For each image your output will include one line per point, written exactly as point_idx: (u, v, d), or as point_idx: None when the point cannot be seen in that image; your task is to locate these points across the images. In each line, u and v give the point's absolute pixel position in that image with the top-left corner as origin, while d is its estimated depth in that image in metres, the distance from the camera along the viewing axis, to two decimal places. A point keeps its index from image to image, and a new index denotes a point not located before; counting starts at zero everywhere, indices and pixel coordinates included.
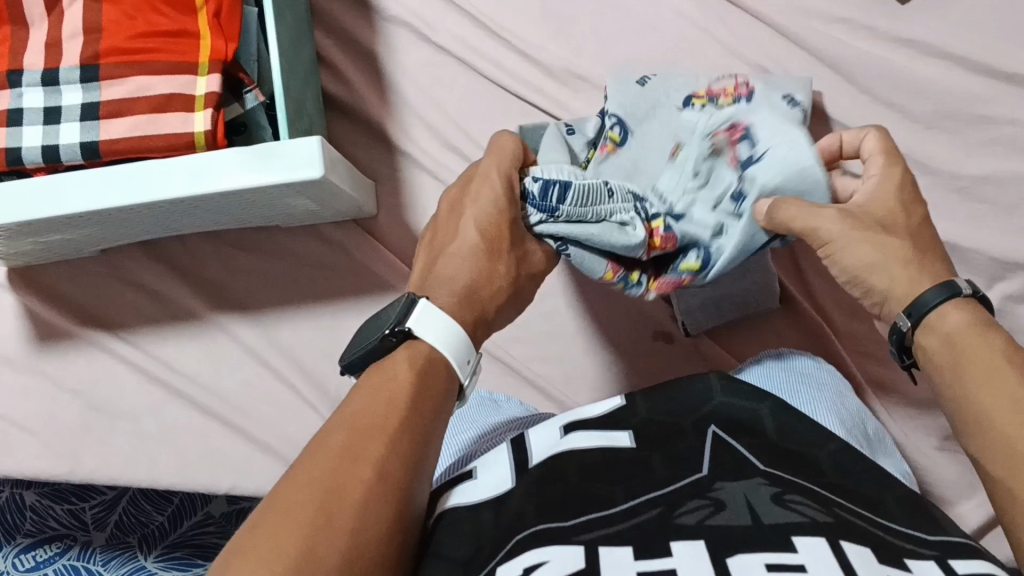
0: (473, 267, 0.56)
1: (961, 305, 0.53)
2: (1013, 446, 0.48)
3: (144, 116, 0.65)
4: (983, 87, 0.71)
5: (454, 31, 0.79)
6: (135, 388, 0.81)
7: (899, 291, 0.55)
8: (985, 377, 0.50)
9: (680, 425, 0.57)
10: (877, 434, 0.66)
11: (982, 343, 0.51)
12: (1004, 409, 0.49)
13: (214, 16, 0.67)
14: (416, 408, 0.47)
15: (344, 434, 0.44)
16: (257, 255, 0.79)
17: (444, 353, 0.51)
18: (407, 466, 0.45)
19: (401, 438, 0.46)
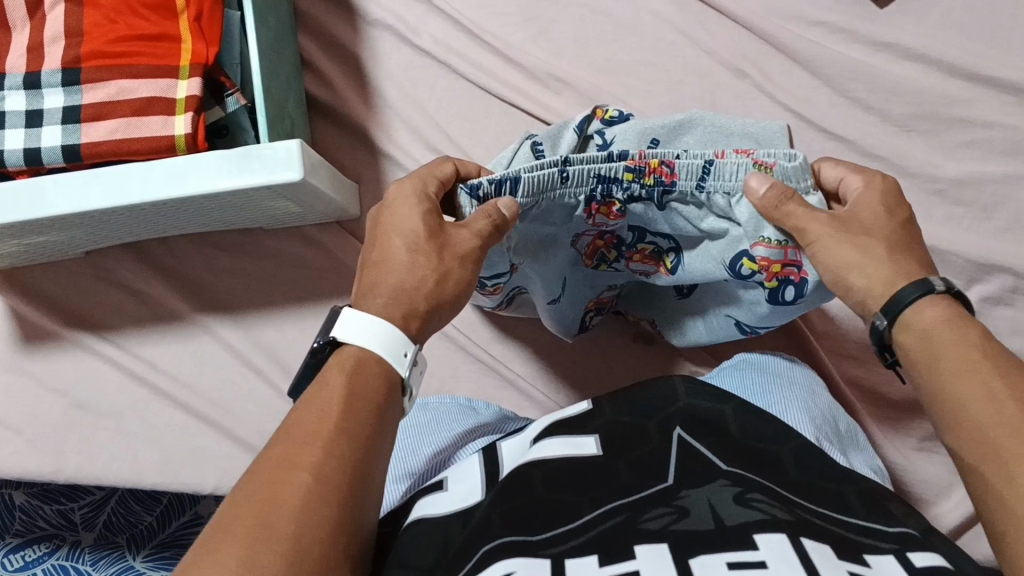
0: (403, 269, 0.51)
1: (937, 303, 0.48)
2: (992, 441, 0.42)
3: (125, 119, 0.61)
4: (958, 89, 0.73)
5: (437, 35, 0.79)
6: (118, 389, 0.79)
7: (876, 291, 0.50)
8: (961, 376, 0.45)
9: (643, 425, 0.53)
10: (849, 430, 0.63)
11: (957, 337, 0.47)
12: (983, 404, 0.44)
13: (196, 19, 0.63)
14: (354, 405, 0.44)
15: (280, 444, 0.42)
16: (245, 253, 0.79)
17: (373, 350, 0.47)
18: (353, 472, 0.42)
19: (341, 440, 0.42)
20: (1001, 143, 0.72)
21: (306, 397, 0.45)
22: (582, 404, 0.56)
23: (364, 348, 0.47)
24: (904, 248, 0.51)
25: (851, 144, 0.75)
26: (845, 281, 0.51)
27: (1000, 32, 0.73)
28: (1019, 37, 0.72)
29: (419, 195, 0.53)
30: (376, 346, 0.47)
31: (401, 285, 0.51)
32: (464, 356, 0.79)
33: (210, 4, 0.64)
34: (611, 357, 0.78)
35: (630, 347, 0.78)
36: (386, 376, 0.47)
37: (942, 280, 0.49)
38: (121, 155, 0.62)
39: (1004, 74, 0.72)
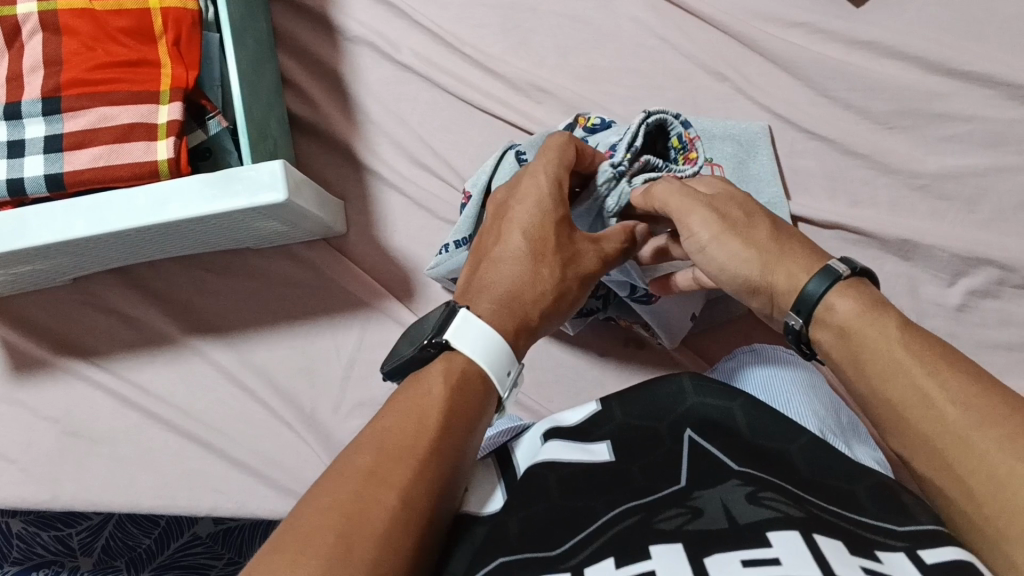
0: (520, 272, 0.53)
1: (845, 292, 0.46)
2: (937, 449, 0.42)
3: (107, 146, 0.61)
4: (937, 84, 0.74)
5: (418, 49, 0.79)
6: (111, 414, 0.79)
7: (780, 286, 0.49)
8: (883, 372, 0.44)
9: (655, 429, 0.54)
10: (851, 422, 0.63)
11: (876, 328, 0.45)
12: (918, 407, 0.42)
13: (174, 43, 0.64)
14: (452, 424, 0.46)
15: (373, 454, 0.43)
16: (233, 274, 0.80)
17: (482, 363, 0.50)
18: (438, 493, 0.44)
19: (434, 459, 0.44)
20: (983, 136, 0.73)
21: (408, 400, 0.47)
22: (591, 404, 0.57)
23: (471, 362, 0.49)
24: (789, 240, 0.50)
25: (833, 144, 0.75)
26: (746, 281, 0.50)
27: (975, 25, 0.73)
28: (995, 30, 0.73)
29: (541, 190, 0.55)
30: (486, 361, 0.50)
31: (517, 292, 0.53)
32: None
33: (187, 28, 0.64)
34: (604, 363, 0.78)
35: (623, 353, 0.78)
36: (485, 392, 0.50)
37: (846, 263, 0.47)
38: (104, 182, 0.62)
39: (982, 67, 0.72)
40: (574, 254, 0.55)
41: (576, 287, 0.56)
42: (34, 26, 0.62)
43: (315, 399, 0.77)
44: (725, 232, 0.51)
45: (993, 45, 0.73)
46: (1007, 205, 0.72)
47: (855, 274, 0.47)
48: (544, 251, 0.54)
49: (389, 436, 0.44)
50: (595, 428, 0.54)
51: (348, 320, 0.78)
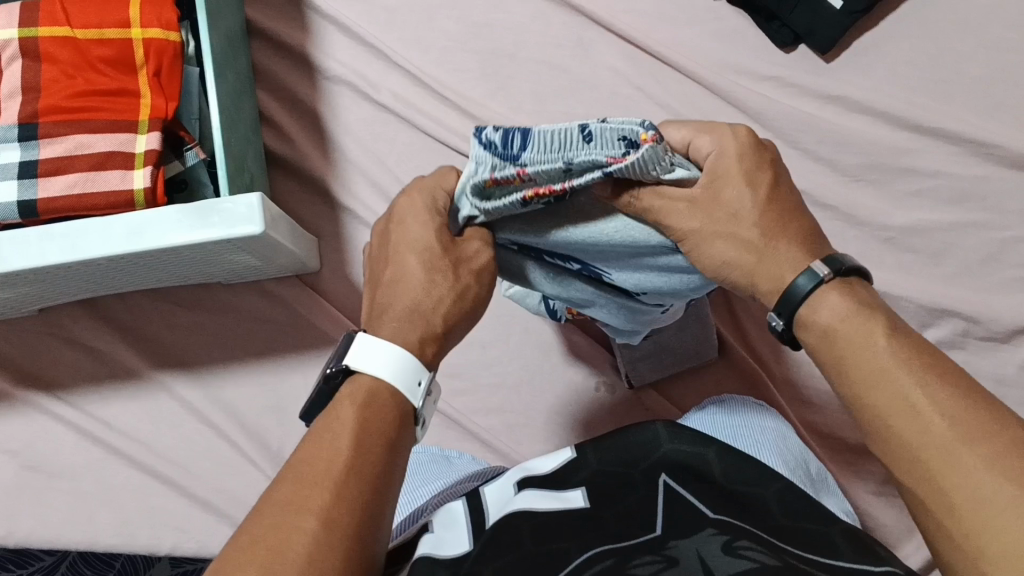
0: (416, 287, 0.49)
1: (831, 292, 0.45)
2: (922, 462, 0.40)
3: (83, 174, 0.61)
4: (904, 140, 0.76)
5: (397, 91, 0.80)
6: (72, 448, 0.77)
7: (762, 279, 0.46)
8: (870, 379, 0.43)
9: (629, 475, 0.53)
10: (819, 472, 0.64)
11: (862, 332, 0.43)
12: (904, 417, 0.41)
13: (155, 74, 0.63)
14: (369, 440, 0.43)
15: (288, 486, 0.40)
16: (203, 308, 0.79)
17: (384, 378, 0.45)
18: (360, 518, 0.40)
19: (350, 481, 0.41)
20: (948, 192, 0.75)
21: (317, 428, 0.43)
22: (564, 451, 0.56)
23: (377, 378, 0.45)
24: (779, 226, 0.46)
25: (805, 195, 0.76)
26: (725, 279, 0.47)
27: (941, 85, 0.76)
28: (959, 90, 0.75)
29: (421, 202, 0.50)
30: (387, 374, 0.45)
31: (414, 306, 0.48)
32: None
33: (169, 60, 0.64)
34: (574, 408, 0.78)
35: (593, 397, 0.78)
36: (396, 405, 0.45)
37: (831, 262, 0.45)
38: (78, 211, 0.61)
39: (947, 125, 0.74)
40: (463, 248, 0.50)
41: (471, 289, 0.50)
42: (14, 53, 0.62)
43: (282, 436, 0.76)
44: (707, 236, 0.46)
45: (958, 104, 0.75)
46: (970, 260, 0.74)
47: (844, 271, 0.45)
48: (436, 259, 0.49)
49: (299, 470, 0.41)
50: (569, 476, 0.53)
51: (319, 358, 0.77)
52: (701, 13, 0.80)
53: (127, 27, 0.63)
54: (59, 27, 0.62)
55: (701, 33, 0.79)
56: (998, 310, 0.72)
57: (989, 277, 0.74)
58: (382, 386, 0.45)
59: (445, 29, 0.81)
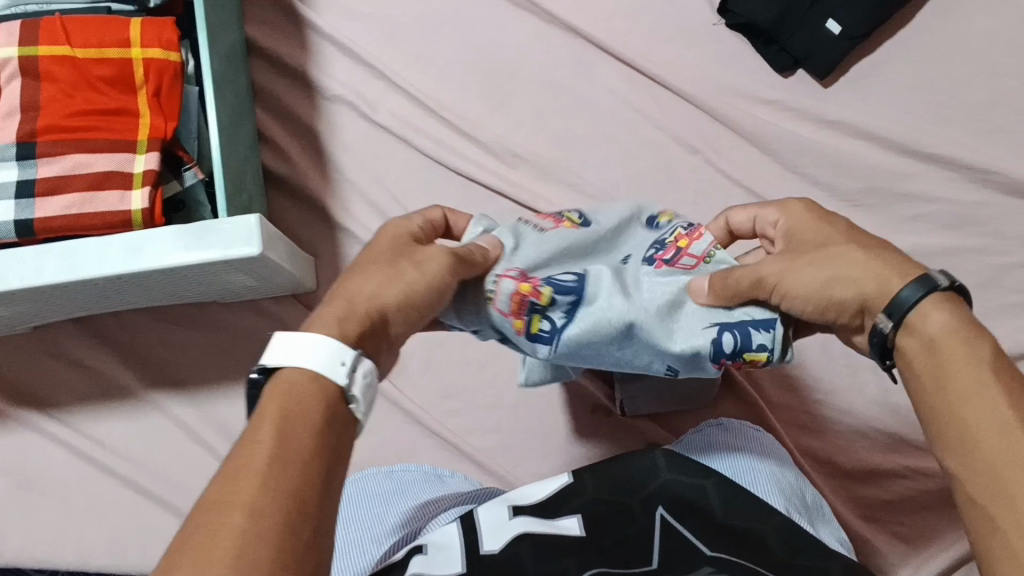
0: (373, 282, 0.42)
1: (944, 303, 0.40)
2: (999, 474, 0.36)
3: (81, 194, 0.61)
4: (903, 165, 0.76)
5: (395, 111, 0.80)
6: (65, 467, 0.77)
7: (895, 283, 0.43)
8: (972, 385, 0.38)
9: (626, 503, 0.53)
10: (815, 501, 0.63)
11: (968, 348, 0.39)
12: (998, 430, 0.37)
13: (154, 93, 0.64)
14: (291, 431, 0.35)
15: (217, 486, 0.32)
16: (199, 327, 0.78)
17: (304, 365, 0.37)
18: (295, 498, 0.33)
19: (275, 478, 0.33)
20: (947, 218, 0.75)
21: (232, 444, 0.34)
22: (564, 476, 0.56)
23: (297, 368, 0.37)
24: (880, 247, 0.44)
25: None
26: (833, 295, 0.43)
27: (938, 109, 0.76)
28: (956, 114, 0.76)
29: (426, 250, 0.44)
30: (307, 359, 0.38)
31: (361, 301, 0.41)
32: (421, 430, 0.78)
33: (169, 79, 0.64)
34: (569, 429, 0.77)
35: (589, 419, 0.77)
36: (318, 391, 0.37)
37: (945, 275, 0.41)
38: (76, 230, 0.61)
39: (945, 150, 0.75)
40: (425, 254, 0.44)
41: (433, 275, 0.43)
42: (12, 71, 0.61)
43: None
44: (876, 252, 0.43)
45: (956, 131, 0.76)
46: (970, 285, 0.74)
47: (954, 290, 0.41)
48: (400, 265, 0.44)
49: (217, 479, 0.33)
50: (567, 501, 0.54)
51: None
52: (699, 35, 0.79)
53: (127, 46, 0.63)
54: (59, 46, 0.61)
55: (701, 55, 0.79)
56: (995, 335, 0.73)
57: (987, 300, 0.73)
58: (303, 380, 0.37)
59: (444, 48, 0.80)
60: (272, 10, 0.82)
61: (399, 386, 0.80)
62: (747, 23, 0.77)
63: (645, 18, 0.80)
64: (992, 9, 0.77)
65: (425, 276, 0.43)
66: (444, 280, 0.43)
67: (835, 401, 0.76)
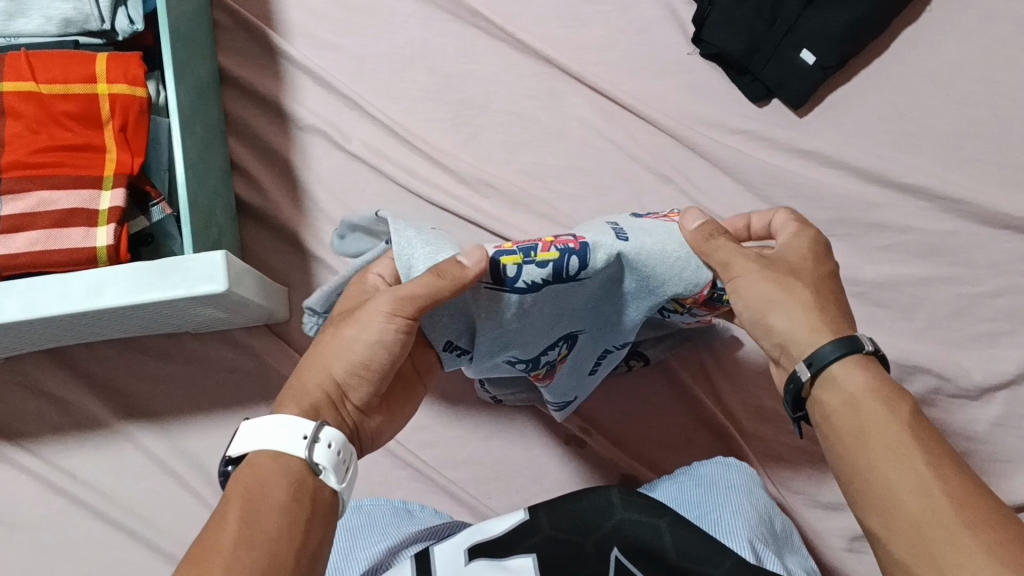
0: (349, 351, 0.50)
1: (855, 365, 0.47)
2: (922, 532, 0.42)
3: (45, 231, 0.60)
4: (874, 195, 0.76)
5: (367, 140, 0.79)
6: (35, 499, 0.76)
7: (800, 335, 0.49)
8: (889, 447, 0.44)
9: (581, 545, 0.56)
10: (782, 528, 0.63)
11: (875, 410, 0.46)
12: (911, 488, 0.43)
13: (121, 129, 0.63)
14: (258, 513, 0.42)
15: (191, 560, 0.40)
16: (171, 358, 0.78)
17: (269, 448, 0.45)
18: (262, 567, 0.40)
19: (245, 555, 0.40)
20: (918, 247, 0.75)
21: (212, 515, 0.43)
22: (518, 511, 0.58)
23: (259, 452, 0.44)
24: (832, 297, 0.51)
25: None
26: (766, 319, 0.50)
27: (910, 139, 0.76)
28: (927, 144, 0.76)
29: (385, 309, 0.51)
30: (269, 442, 0.45)
31: (353, 361, 0.50)
32: (394, 461, 0.78)
33: (135, 115, 0.63)
34: (543, 460, 0.77)
35: (562, 450, 0.77)
36: (280, 471, 0.44)
37: (869, 341, 0.48)
38: (37, 267, 0.60)
39: (918, 180, 0.75)
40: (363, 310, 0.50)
41: (382, 341, 0.49)
42: None
43: None
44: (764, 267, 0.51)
45: (929, 161, 0.76)
46: (940, 315, 0.74)
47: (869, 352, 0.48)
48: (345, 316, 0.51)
49: (198, 555, 0.40)
50: (521, 540, 0.56)
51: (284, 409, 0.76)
52: (671, 66, 0.79)
53: (93, 82, 0.62)
54: (25, 81, 0.61)
55: (672, 86, 0.79)
56: (966, 367, 0.73)
57: (960, 331, 0.74)
58: (273, 461, 0.44)
59: (418, 78, 0.80)
60: (244, 40, 0.82)
61: None
62: (720, 54, 0.77)
63: (617, 48, 0.80)
64: (962, 39, 0.77)
65: (370, 342, 0.50)
66: (391, 344, 0.49)
67: (808, 432, 0.76)
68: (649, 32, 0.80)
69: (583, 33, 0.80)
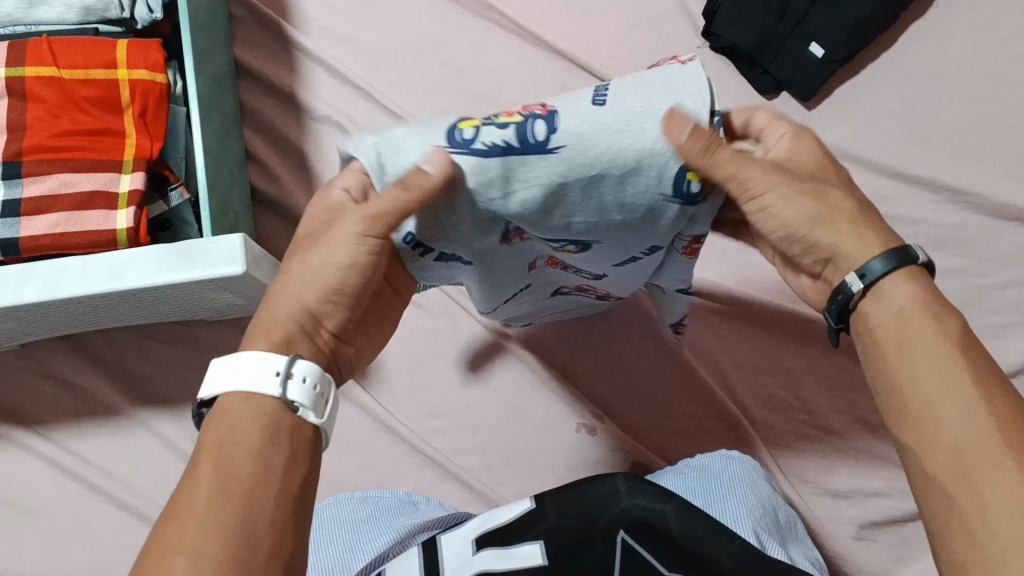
0: (331, 275, 0.46)
1: (906, 277, 0.46)
2: (964, 461, 0.41)
3: (65, 213, 0.61)
4: (882, 187, 0.77)
5: (382, 131, 0.80)
6: (51, 484, 0.77)
7: (851, 249, 0.46)
8: (935, 367, 0.44)
9: (588, 530, 0.56)
10: (786, 519, 0.64)
11: (926, 326, 0.45)
12: (958, 411, 0.43)
13: (140, 114, 0.64)
14: (232, 465, 0.39)
15: (162, 524, 0.38)
16: (185, 345, 0.78)
17: (239, 389, 0.41)
18: (236, 519, 0.37)
19: (220, 507, 0.37)
20: (926, 238, 0.76)
21: (183, 473, 0.39)
22: (525, 500, 0.58)
23: (228, 395, 0.41)
24: (869, 208, 0.48)
25: None
26: (808, 237, 0.47)
27: (918, 133, 0.77)
28: (935, 138, 0.77)
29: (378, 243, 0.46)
30: (238, 385, 0.41)
31: (327, 283, 0.46)
32: (407, 449, 0.79)
33: (155, 101, 0.64)
34: (555, 449, 0.78)
35: (574, 437, 0.78)
36: (251, 410, 0.41)
37: (921, 251, 0.47)
38: (59, 249, 0.62)
39: (926, 173, 0.76)
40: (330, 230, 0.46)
41: (356, 262, 0.46)
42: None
43: None
44: (783, 192, 0.45)
45: (936, 154, 0.77)
46: (950, 305, 0.75)
47: (919, 265, 0.47)
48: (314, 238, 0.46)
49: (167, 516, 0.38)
50: (528, 526, 0.56)
51: None
52: (682, 59, 0.80)
53: (114, 67, 0.63)
54: (46, 67, 0.62)
55: None
56: None
57: (968, 322, 0.75)
58: (242, 401, 0.41)
59: (430, 70, 0.81)
60: (260, 33, 0.83)
61: (384, 404, 0.80)
62: (730, 47, 0.78)
63: (629, 41, 0.81)
64: (970, 32, 0.77)
65: (338, 265, 0.46)
66: (368, 263, 0.46)
67: (819, 422, 0.76)
68: (660, 25, 0.81)
69: (595, 26, 0.81)
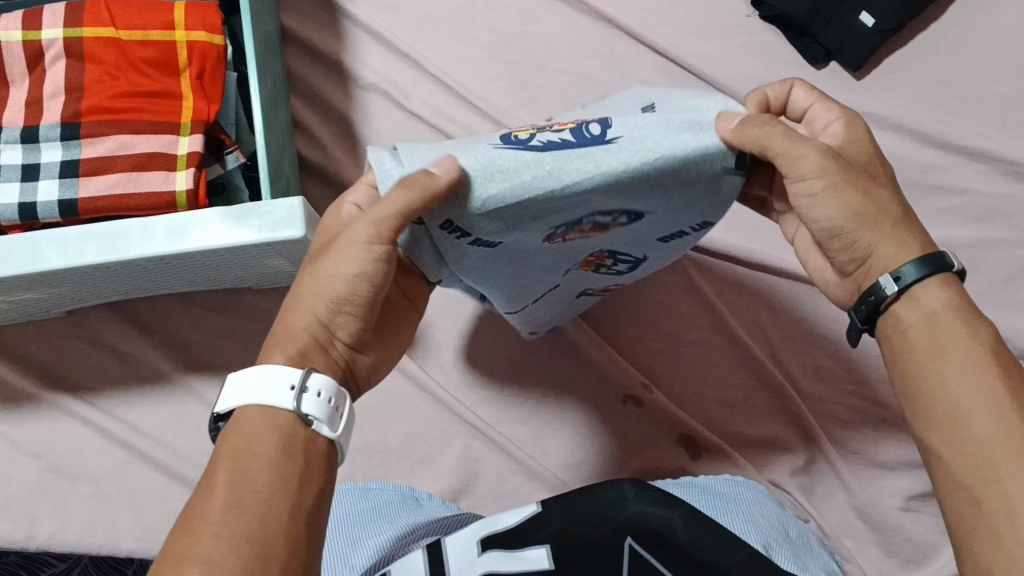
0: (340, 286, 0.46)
1: (940, 283, 0.47)
2: (989, 460, 0.43)
3: (126, 174, 0.61)
4: (933, 158, 0.77)
5: (428, 100, 0.80)
6: (96, 449, 0.76)
7: (883, 249, 0.47)
8: (966, 370, 0.45)
9: (594, 536, 0.55)
10: (800, 536, 0.60)
11: (957, 330, 0.46)
12: (987, 414, 0.44)
13: (197, 77, 0.63)
14: (247, 471, 0.41)
15: (179, 532, 0.40)
16: (231, 312, 0.78)
17: (258, 403, 0.43)
18: (250, 529, 0.39)
19: (233, 518, 0.39)
20: (974, 209, 0.76)
21: (200, 482, 0.42)
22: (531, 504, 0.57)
23: (246, 410, 0.43)
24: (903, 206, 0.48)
25: None
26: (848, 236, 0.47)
27: (968, 103, 0.77)
28: (986, 109, 0.76)
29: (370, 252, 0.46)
30: (254, 397, 0.43)
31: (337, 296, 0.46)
32: (452, 417, 0.78)
33: (212, 62, 0.64)
34: (600, 418, 0.77)
35: (619, 409, 0.77)
36: (268, 427, 0.43)
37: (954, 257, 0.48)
38: (118, 209, 0.61)
39: (979, 143, 0.75)
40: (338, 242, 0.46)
41: (365, 270, 0.45)
42: (58, 52, 0.62)
43: None
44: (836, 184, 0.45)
45: (989, 125, 0.76)
46: (999, 277, 0.75)
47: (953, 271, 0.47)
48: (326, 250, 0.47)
49: (187, 521, 0.40)
50: (531, 531, 0.55)
51: None
52: (730, 28, 0.80)
53: (171, 28, 0.63)
54: (104, 27, 0.62)
55: (732, 48, 0.79)
56: None
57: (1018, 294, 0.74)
58: (259, 415, 0.43)
59: (476, 40, 0.81)
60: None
61: (430, 373, 0.80)
62: (779, 15, 0.77)
63: (676, 10, 0.80)
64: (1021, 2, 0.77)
65: (353, 275, 0.45)
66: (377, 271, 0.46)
67: (867, 394, 0.76)
68: None
69: None
